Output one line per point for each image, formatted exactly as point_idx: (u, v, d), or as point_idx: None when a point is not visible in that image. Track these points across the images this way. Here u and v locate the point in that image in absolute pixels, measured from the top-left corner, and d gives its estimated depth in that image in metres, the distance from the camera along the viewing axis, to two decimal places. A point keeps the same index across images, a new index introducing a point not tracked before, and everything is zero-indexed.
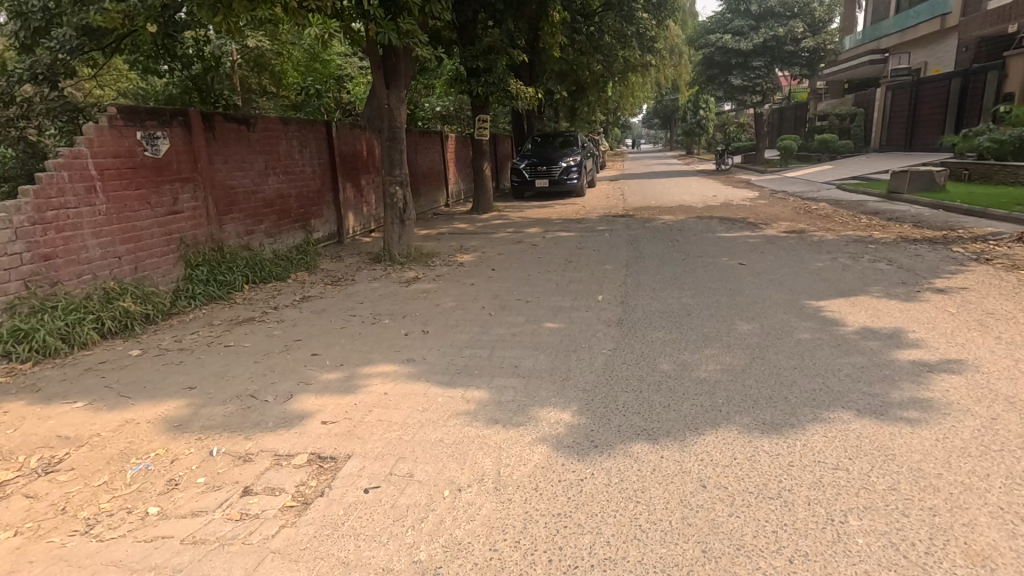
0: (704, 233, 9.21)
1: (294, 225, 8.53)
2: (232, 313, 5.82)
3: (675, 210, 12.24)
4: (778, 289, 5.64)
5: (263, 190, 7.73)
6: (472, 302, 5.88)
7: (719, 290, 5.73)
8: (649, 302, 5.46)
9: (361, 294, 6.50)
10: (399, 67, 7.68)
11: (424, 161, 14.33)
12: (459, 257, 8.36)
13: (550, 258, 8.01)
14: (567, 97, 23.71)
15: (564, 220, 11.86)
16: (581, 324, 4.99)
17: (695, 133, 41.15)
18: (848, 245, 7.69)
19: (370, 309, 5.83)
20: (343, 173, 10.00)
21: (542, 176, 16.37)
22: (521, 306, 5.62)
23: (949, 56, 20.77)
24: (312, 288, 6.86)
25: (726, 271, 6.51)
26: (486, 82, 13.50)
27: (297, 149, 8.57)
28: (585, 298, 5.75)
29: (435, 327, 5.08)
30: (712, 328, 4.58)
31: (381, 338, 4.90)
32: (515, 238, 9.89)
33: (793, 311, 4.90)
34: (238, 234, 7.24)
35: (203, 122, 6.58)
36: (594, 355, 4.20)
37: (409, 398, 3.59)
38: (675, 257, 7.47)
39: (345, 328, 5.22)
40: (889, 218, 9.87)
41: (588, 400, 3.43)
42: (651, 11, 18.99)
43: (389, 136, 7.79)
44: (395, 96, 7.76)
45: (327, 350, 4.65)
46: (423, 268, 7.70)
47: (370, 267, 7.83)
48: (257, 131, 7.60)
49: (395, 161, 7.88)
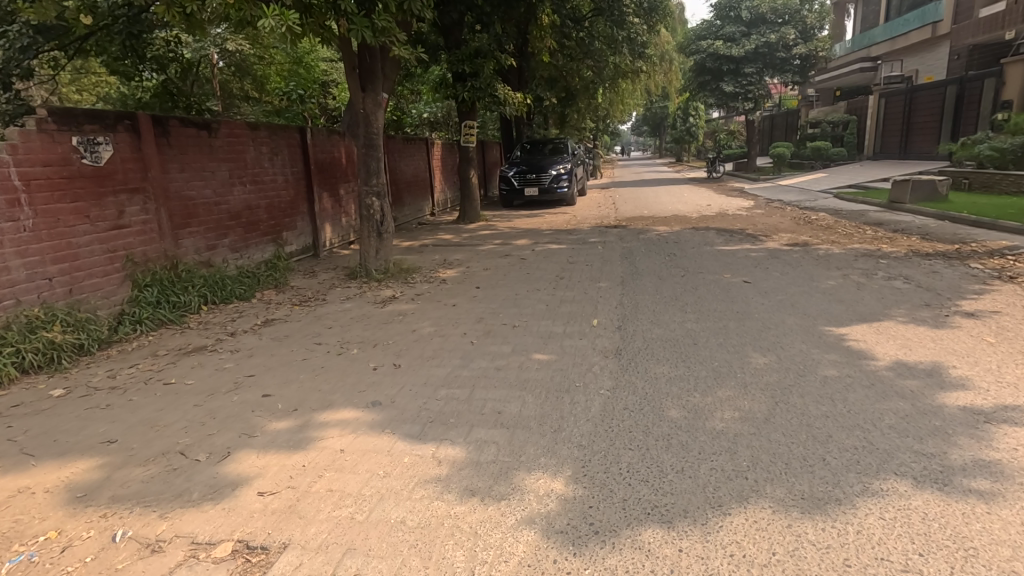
0: (702, 246, 8.69)
1: (264, 239, 7.88)
2: (181, 341, 5.17)
3: (670, 220, 11.73)
4: (791, 312, 5.10)
5: (226, 201, 7.08)
6: (452, 327, 5.28)
7: (725, 313, 5.18)
8: (649, 328, 4.89)
9: (330, 316, 5.86)
10: (375, 67, 7.05)
11: (408, 168, 13.75)
12: (442, 273, 7.76)
13: (539, 274, 7.43)
14: (557, 104, 23.28)
15: (554, 230, 11.32)
16: (574, 355, 4.40)
17: (685, 140, 40.93)
18: (858, 260, 7.19)
19: (338, 336, 5.20)
20: (319, 182, 9.35)
21: (531, 184, 15.85)
22: (506, 332, 5.03)
23: (941, 64, 20.56)
24: (278, 309, 6.22)
25: (731, 291, 5.95)
26: (473, 87, 12.85)
27: (267, 157, 7.93)
28: (578, 323, 5.17)
29: (409, 359, 4.47)
30: (723, 362, 4.02)
31: (346, 373, 4.29)
32: (502, 251, 9.31)
33: (812, 341, 4.35)
34: (198, 249, 6.59)
35: (153, 127, 5.93)
36: (591, 397, 3.62)
37: (370, 458, 2.98)
38: (673, 273, 6.93)
39: (306, 360, 4.59)
40: (893, 230, 9.41)
41: (584, 462, 2.85)
42: (642, 16, 18.56)
43: (365, 142, 7.17)
44: (371, 100, 7.12)
45: (282, 388, 4.02)
46: (402, 285, 7.10)
47: (345, 284, 7.20)
48: (219, 137, 6.96)
49: (372, 170, 7.25)
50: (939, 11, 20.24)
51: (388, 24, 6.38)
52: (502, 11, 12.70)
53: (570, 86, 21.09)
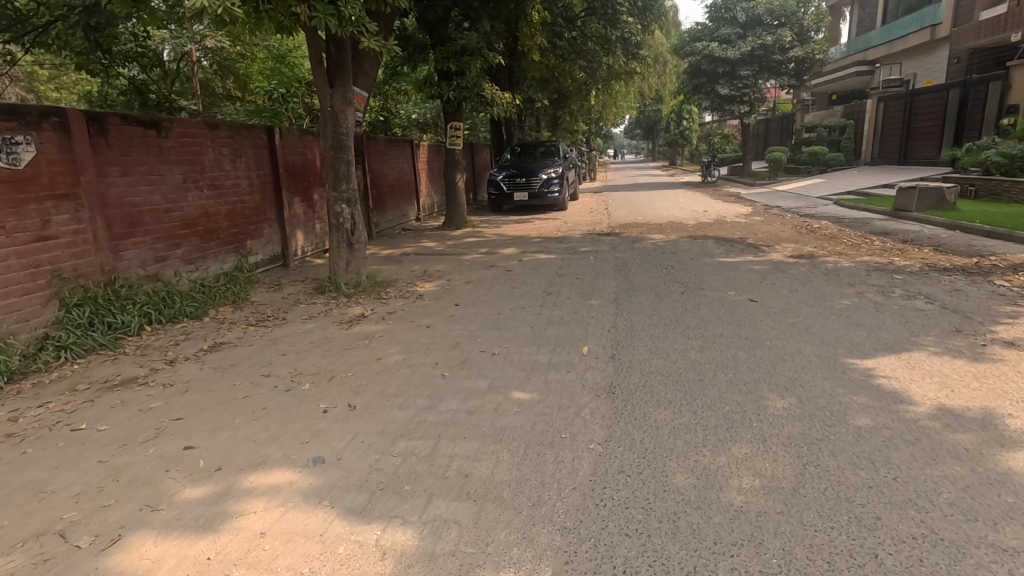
0: (702, 257, 8.09)
1: (224, 249, 7.20)
2: (110, 371, 4.51)
3: (666, 228, 11.17)
4: (806, 339, 4.51)
5: (179, 208, 6.42)
6: (423, 354, 4.64)
7: (732, 339, 4.59)
8: (647, 359, 4.28)
9: (288, 339, 5.21)
10: (344, 60, 6.41)
11: (392, 171, 13.12)
12: (419, 287, 7.11)
13: (524, 288, 6.81)
14: (549, 105, 22.72)
15: (543, 238, 10.72)
16: (560, 394, 3.77)
17: (679, 143, 40.50)
18: (871, 275, 6.62)
19: (291, 364, 4.55)
20: (289, 186, 8.68)
21: (521, 188, 15.25)
22: (483, 363, 4.40)
23: (941, 67, 20.16)
24: (230, 329, 5.56)
25: (735, 312, 5.36)
26: (458, 85, 12.10)
27: (228, 159, 7.25)
28: (565, 352, 4.54)
29: (367, 397, 3.83)
30: (735, 407, 3.41)
31: (292, 415, 3.64)
32: (487, 261, 8.69)
33: (835, 377, 3.74)
34: (144, 262, 5.92)
35: (87, 124, 5.25)
36: (578, 454, 2.99)
37: (295, 548, 2.33)
38: (670, 289, 6.33)
39: (248, 396, 3.94)
40: (903, 240, 8.86)
41: (569, 558, 2.22)
42: (637, 15, 18.00)
43: (333, 143, 6.51)
44: (339, 97, 6.47)
45: (212, 437, 3.36)
46: (373, 301, 6.45)
47: (311, 300, 6.55)
48: (171, 136, 6.29)
49: (341, 174, 6.60)
50: (938, 14, 19.93)
51: (356, 12, 5.77)
52: (490, 7, 12.07)
53: (563, 88, 20.50)
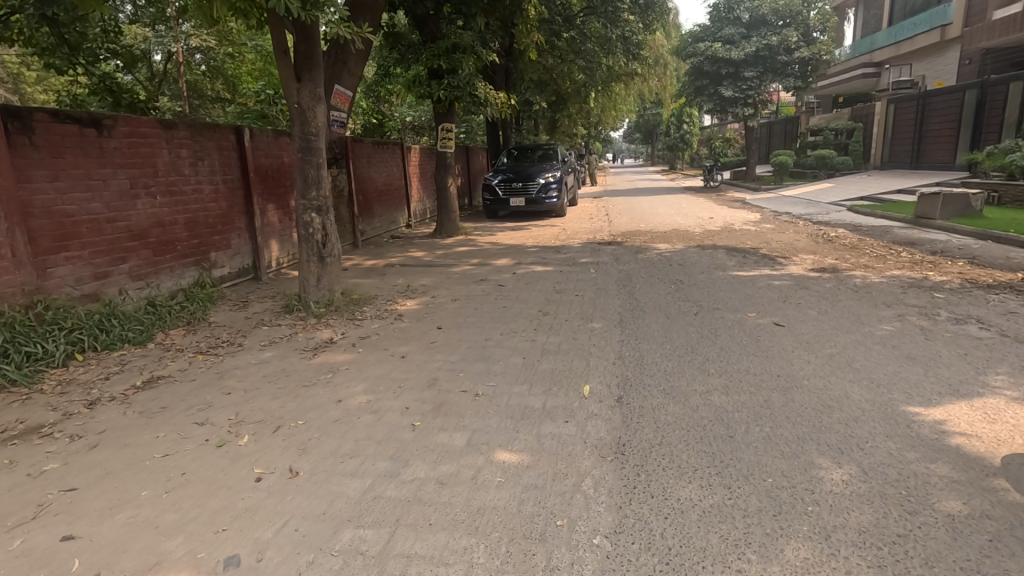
0: (713, 271, 7.36)
1: (182, 262, 6.44)
2: (14, 416, 3.74)
3: (671, 237, 10.45)
4: (851, 379, 3.76)
5: (126, 217, 5.67)
6: (392, 395, 3.87)
7: (762, 377, 3.85)
8: (661, 404, 3.53)
9: (238, 372, 4.44)
10: (314, 52, 5.64)
11: (380, 175, 12.38)
12: (399, 306, 6.36)
13: (518, 307, 6.06)
14: (547, 108, 22.05)
15: (540, 247, 10.00)
16: (556, 455, 3.02)
17: (679, 147, 39.88)
18: (906, 293, 5.89)
19: (233, 407, 3.79)
20: (262, 192, 7.92)
21: (517, 194, 14.53)
22: (463, 408, 3.63)
23: (951, 69, 19.50)
24: (173, 358, 4.80)
25: (761, 340, 4.61)
26: (448, 85, 11.39)
27: (188, 162, 6.51)
28: (562, 393, 3.79)
29: (314, 458, 3.07)
30: (780, 480, 2.66)
31: (216, 484, 2.88)
32: (479, 274, 7.95)
33: (898, 435, 2.99)
34: (80, 279, 5.16)
35: (5, 121, 4.51)
36: (579, 556, 2.25)
37: None
38: (682, 310, 5.58)
39: (168, 455, 3.18)
40: (930, 251, 8.15)
41: None
42: (637, 13, 17.34)
43: (301, 145, 5.74)
44: (307, 93, 5.66)
45: (106, 519, 2.60)
46: (345, 324, 5.70)
47: (276, 321, 5.80)
48: (116, 136, 5.56)
49: (311, 180, 5.84)
50: (948, 14, 19.30)
51: None
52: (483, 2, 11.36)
53: (561, 89, 19.83)
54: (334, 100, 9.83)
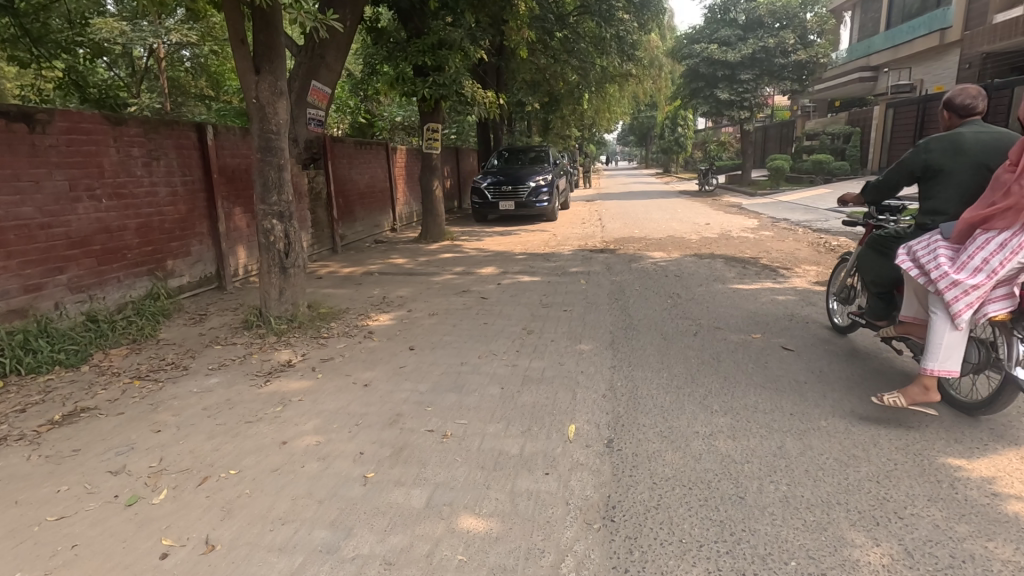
0: (711, 283, 6.88)
1: (133, 271, 5.87)
2: None
3: (666, 244, 9.97)
4: (874, 419, 3.27)
5: (64, 222, 5.10)
6: (346, 437, 3.33)
7: (772, 415, 3.35)
8: (658, 452, 3.02)
9: (174, 403, 3.88)
10: (275, 42, 5.10)
11: (363, 177, 11.82)
12: (371, 321, 5.82)
13: (500, 324, 5.54)
14: (540, 109, 21.55)
15: (529, 255, 9.49)
16: (532, 522, 2.49)
17: (674, 150, 39.53)
18: None
19: (157, 451, 3.23)
20: (227, 194, 7.34)
21: (507, 198, 14.03)
22: (427, 454, 3.10)
23: (950, 73, 19.19)
24: (105, 385, 4.23)
25: (768, 368, 4.11)
26: (433, 82, 10.74)
27: (140, 161, 5.95)
28: (543, 436, 3.27)
29: (237, 525, 2.53)
30: (807, 566, 2.14)
31: (109, 562, 2.33)
32: (461, 285, 7.43)
33: (942, 500, 2.49)
34: (6, 292, 4.60)
35: None
36: None
37: None
38: (680, 330, 5.08)
39: (63, 518, 2.62)
40: None
41: None
42: (633, 12, 16.88)
43: (261, 144, 5.18)
44: (266, 86, 5.10)
45: None
46: (308, 342, 5.16)
47: (232, 340, 5.25)
48: (52, 132, 5.00)
49: (271, 184, 5.28)
50: (948, 18, 18.99)
51: None
52: None
53: (554, 90, 19.35)
54: (311, 97, 9.28)
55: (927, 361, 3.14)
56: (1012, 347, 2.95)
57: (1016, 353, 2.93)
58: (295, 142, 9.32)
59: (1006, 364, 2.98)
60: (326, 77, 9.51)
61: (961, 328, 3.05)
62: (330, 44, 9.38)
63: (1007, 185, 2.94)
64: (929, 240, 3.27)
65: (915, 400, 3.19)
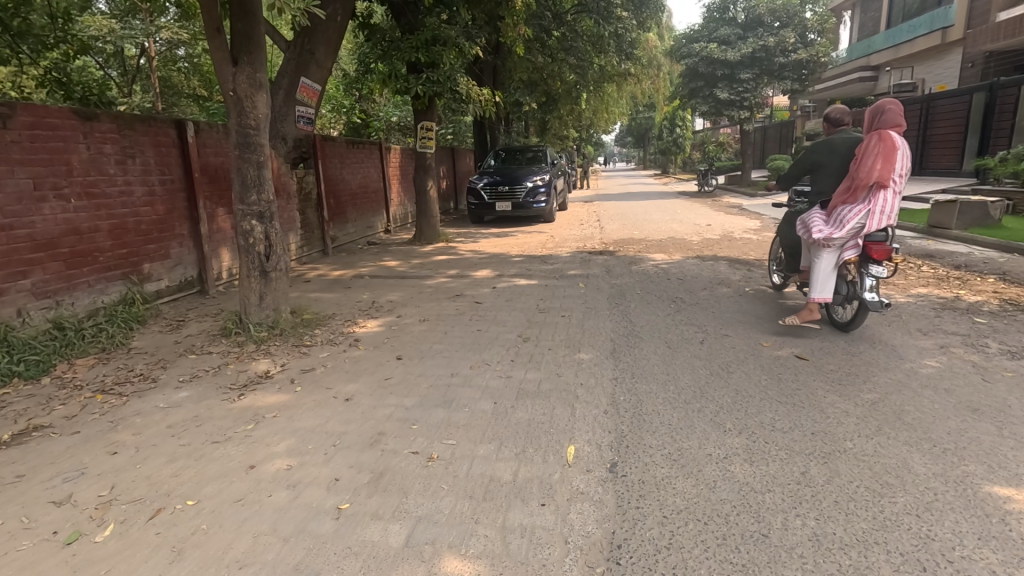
0: (716, 287, 6.58)
1: (106, 275, 5.55)
2: None
3: (667, 246, 9.67)
4: (905, 439, 2.96)
5: (28, 224, 4.78)
6: (321, 460, 3.01)
7: (791, 435, 3.04)
8: (668, 479, 2.71)
9: (136, 421, 3.55)
10: (254, 31, 4.76)
11: (355, 177, 11.50)
12: (358, 328, 5.50)
13: (495, 331, 5.22)
14: (537, 108, 21.26)
15: (526, 257, 9.19)
16: (526, 567, 2.17)
17: (672, 151, 39.27)
18: (942, 317, 5.10)
19: (109, 477, 2.90)
20: (210, 194, 7.02)
21: (503, 198, 13.72)
22: (409, 481, 2.78)
23: (953, 72, 18.94)
24: (64, 400, 3.89)
25: (782, 380, 3.80)
26: (427, 79, 10.42)
27: (113, 159, 5.62)
28: (539, 459, 2.95)
29: (188, 571, 2.20)
30: None
31: None
32: (455, 288, 7.11)
33: (995, 541, 2.17)
34: None
35: None
36: None
37: None
38: (686, 338, 4.77)
39: None
40: (953, 265, 7.41)
41: None
42: (632, 9, 16.58)
43: (239, 140, 4.84)
44: (244, 78, 4.76)
45: None
46: (289, 351, 4.83)
47: (208, 348, 4.93)
48: (14, 127, 4.67)
49: (250, 182, 4.94)
50: (950, 16, 18.75)
51: None
52: None
53: (552, 90, 19.06)
54: (300, 94, 8.94)
55: (811, 290, 4.71)
56: (861, 279, 4.51)
57: (865, 283, 4.49)
58: (283, 141, 9.00)
59: (859, 290, 4.53)
60: (315, 73, 9.19)
61: (830, 266, 4.60)
62: (319, 40, 9.06)
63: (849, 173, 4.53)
64: (808, 214, 4.89)
65: (807, 317, 4.77)
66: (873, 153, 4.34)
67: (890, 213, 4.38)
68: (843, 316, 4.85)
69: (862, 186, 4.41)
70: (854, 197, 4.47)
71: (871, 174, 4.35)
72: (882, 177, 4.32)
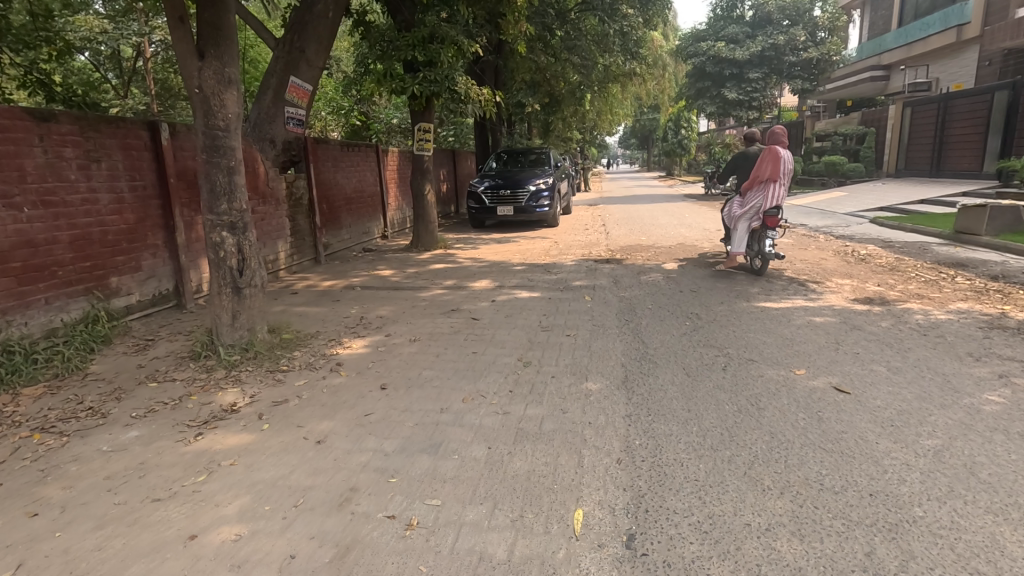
0: (734, 301, 6.05)
1: (66, 291, 5.06)
2: None
3: (677, 253, 9.13)
4: (986, 507, 2.43)
5: None
6: (277, 528, 2.50)
7: (845, 499, 2.53)
8: (698, 562, 2.20)
9: (69, 470, 3.05)
10: (223, 21, 4.27)
11: (350, 180, 11.01)
12: (342, 349, 4.99)
13: (493, 354, 4.70)
14: (540, 110, 20.77)
15: (528, 265, 8.68)
16: None
17: (677, 153, 38.73)
18: (994, 339, 4.54)
19: (17, 552, 2.40)
20: (188, 200, 6.53)
21: (505, 202, 13.22)
22: (380, 561, 2.28)
23: (969, 71, 18.36)
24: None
25: (823, 420, 3.27)
26: (423, 78, 9.91)
27: (74, 163, 5.14)
28: (542, 529, 2.44)
29: None
30: None
31: None
32: (451, 302, 6.61)
33: None
34: None
35: None
36: None
37: None
38: (706, 363, 4.25)
39: None
40: (989, 275, 6.86)
41: None
42: (637, 6, 16.06)
43: (206, 142, 4.33)
44: (212, 73, 4.25)
45: None
46: (263, 378, 4.32)
47: (174, 373, 4.43)
48: None
49: (220, 189, 4.43)
50: (965, 13, 18.17)
51: None
52: None
53: (555, 91, 18.59)
54: (289, 95, 8.51)
55: (733, 246, 7.29)
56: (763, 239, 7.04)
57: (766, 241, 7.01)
58: (271, 144, 8.52)
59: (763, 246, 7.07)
60: (306, 72, 8.72)
61: (744, 231, 7.18)
62: (310, 37, 8.60)
63: (754, 171, 7.04)
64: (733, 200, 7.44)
65: (731, 263, 7.38)
66: (765, 159, 6.90)
67: (780, 197, 6.89)
68: (757, 265, 7.36)
69: (760, 179, 6.97)
70: (757, 186, 6.98)
71: (765, 172, 6.89)
72: (772, 174, 6.82)
